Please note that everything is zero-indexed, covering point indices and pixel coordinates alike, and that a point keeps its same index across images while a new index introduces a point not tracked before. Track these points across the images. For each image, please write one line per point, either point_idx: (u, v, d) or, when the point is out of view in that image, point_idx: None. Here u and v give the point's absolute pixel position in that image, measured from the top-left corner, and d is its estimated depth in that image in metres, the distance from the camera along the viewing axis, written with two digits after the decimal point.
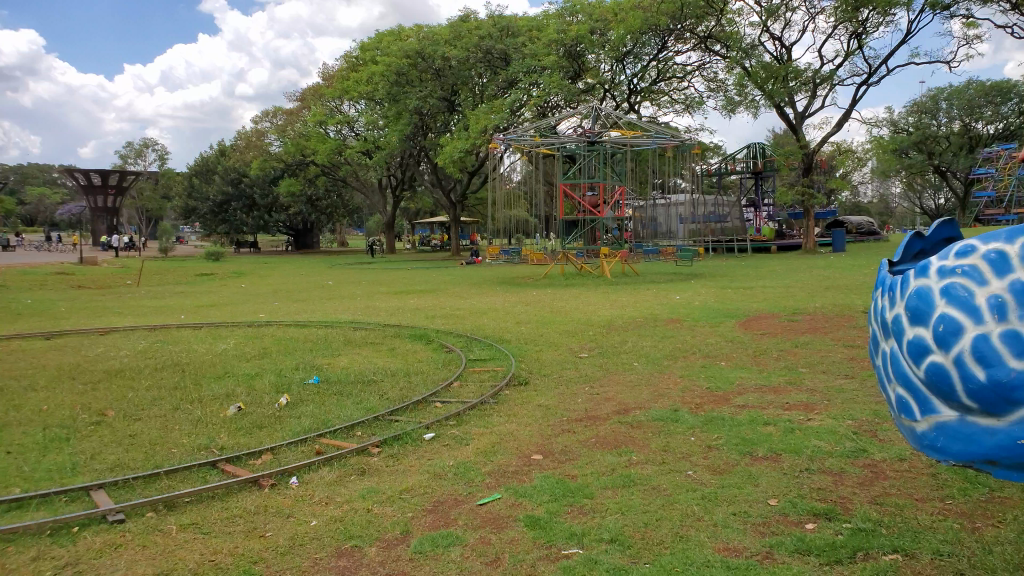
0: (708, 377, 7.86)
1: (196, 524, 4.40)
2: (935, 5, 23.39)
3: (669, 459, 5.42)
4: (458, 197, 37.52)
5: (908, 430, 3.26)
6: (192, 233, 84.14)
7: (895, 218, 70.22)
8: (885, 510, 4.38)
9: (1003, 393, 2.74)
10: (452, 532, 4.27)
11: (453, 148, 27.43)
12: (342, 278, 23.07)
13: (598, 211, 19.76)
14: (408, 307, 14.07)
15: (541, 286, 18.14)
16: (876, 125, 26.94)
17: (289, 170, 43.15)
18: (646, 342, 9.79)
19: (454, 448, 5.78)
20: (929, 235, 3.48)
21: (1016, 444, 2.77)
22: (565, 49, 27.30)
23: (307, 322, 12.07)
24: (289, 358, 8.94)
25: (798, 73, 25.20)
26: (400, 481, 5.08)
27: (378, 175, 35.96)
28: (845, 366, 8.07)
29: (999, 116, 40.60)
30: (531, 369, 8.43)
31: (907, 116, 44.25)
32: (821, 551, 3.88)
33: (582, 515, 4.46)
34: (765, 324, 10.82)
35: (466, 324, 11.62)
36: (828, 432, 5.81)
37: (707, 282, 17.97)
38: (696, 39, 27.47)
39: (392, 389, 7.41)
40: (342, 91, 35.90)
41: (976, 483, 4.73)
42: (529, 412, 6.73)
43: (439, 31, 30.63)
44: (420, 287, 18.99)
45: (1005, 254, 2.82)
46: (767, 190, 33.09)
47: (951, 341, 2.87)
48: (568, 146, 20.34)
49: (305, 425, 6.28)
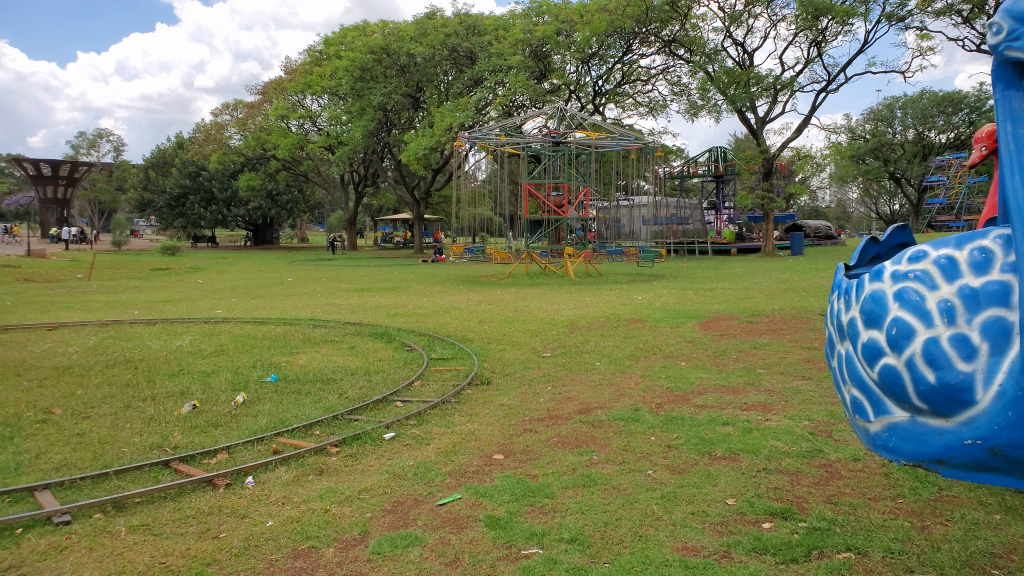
0: (668, 377, 7.93)
1: (146, 525, 4.28)
2: (891, 16, 23.97)
3: (631, 458, 5.44)
4: (421, 194, 37.30)
5: (862, 430, 3.32)
6: (147, 227, 82.35)
7: (853, 224, 71.76)
8: (839, 509, 4.45)
9: (952, 394, 2.80)
10: (411, 532, 4.23)
11: (418, 146, 27.22)
12: (302, 274, 22.65)
13: (563, 211, 19.77)
14: (370, 305, 13.96)
15: (506, 285, 18.09)
16: (835, 132, 27.42)
17: (250, 164, 42.39)
18: (608, 342, 9.86)
19: (414, 448, 5.73)
20: (883, 241, 3.61)
21: (963, 445, 2.84)
22: (531, 49, 27.33)
23: (266, 319, 11.88)
24: (246, 356, 8.79)
25: (760, 79, 25.57)
26: (359, 482, 5.01)
27: (340, 171, 35.56)
28: (802, 368, 8.20)
29: (951, 125, 41.70)
30: (494, 368, 8.39)
31: (865, 123, 45.30)
32: (778, 550, 3.93)
33: (542, 516, 4.44)
34: (726, 325, 11.01)
35: (428, 323, 11.54)
36: (785, 433, 5.91)
37: (670, 282, 18.14)
38: (660, 42, 27.74)
39: (352, 388, 7.32)
40: (305, 85, 35.55)
41: (925, 483, 4.84)
42: (491, 412, 6.70)
43: (405, 28, 30.51)
44: (382, 285, 18.73)
45: (955, 260, 2.91)
46: (728, 194, 33.58)
47: (903, 343, 2.91)
48: (533, 146, 20.30)
49: (261, 423, 6.16)
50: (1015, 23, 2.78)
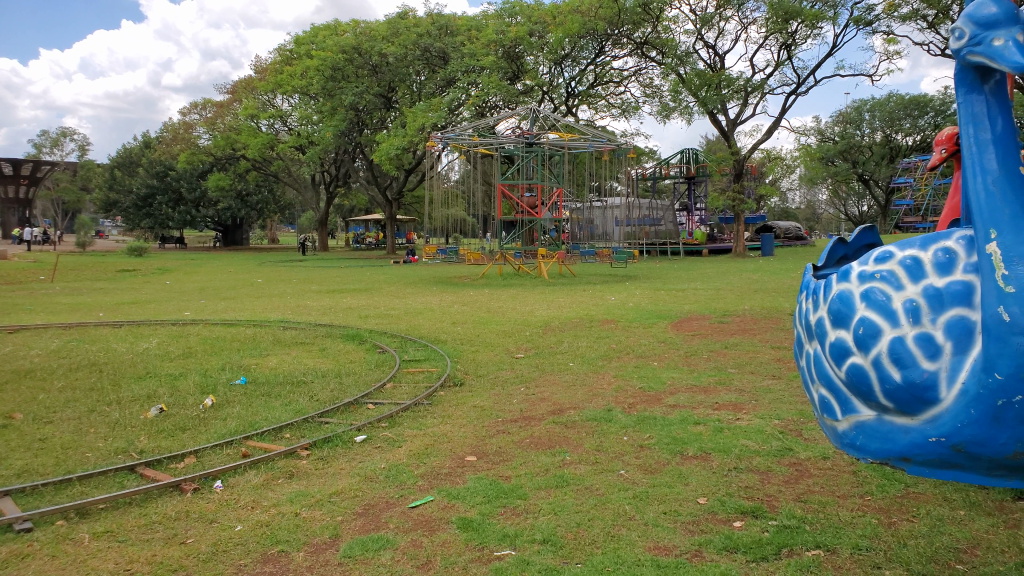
0: (641, 377, 7.98)
1: (110, 532, 4.20)
2: (859, 21, 24.34)
3: (603, 458, 5.46)
4: (393, 194, 37.11)
5: (831, 429, 3.36)
6: (113, 228, 81.06)
7: (822, 225, 72.72)
8: (808, 507, 4.50)
9: (917, 392, 2.85)
10: (382, 535, 4.20)
11: (390, 146, 27.06)
12: (272, 276, 22.39)
13: (536, 212, 19.88)
14: (340, 306, 13.88)
15: (479, 286, 18.09)
16: (804, 134, 27.73)
17: (219, 164, 41.87)
18: (582, 342, 9.89)
19: (386, 450, 5.69)
20: (851, 242, 3.76)
21: (927, 442, 2.88)
22: (504, 50, 27.32)
23: (235, 321, 11.75)
24: (215, 358, 8.68)
25: (730, 81, 25.86)
26: (330, 485, 4.97)
27: (310, 170, 35.27)
28: (773, 367, 8.28)
29: (917, 128, 42.52)
30: (467, 370, 8.37)
31: (834, 125, 45.93)
32: (749, 548, 3.96)
33: (515, 516, 4.44)
34: (697, 325, 11.11)
35: (400, 324, 11.47)
36: (756, 432, 5.95)
37: (643, 283, 18.25)
38: (632, 44, 27.92)
39: (323, 390, 7.26)
40: (275, 85, 35.21)
41: (892, 480, 4.91)
42: (464, 413, 6.68)
43: (376, 28, 30.38)
44: (353, 286, 18.60)
45: (920, 260, 2.97)
46: (699, 195, 33.89)
47: (870, 343, 2.95)
48: (506, 147, 20.12)
49: (231, 426, 6.08)
50: (976, 28, 2.84)
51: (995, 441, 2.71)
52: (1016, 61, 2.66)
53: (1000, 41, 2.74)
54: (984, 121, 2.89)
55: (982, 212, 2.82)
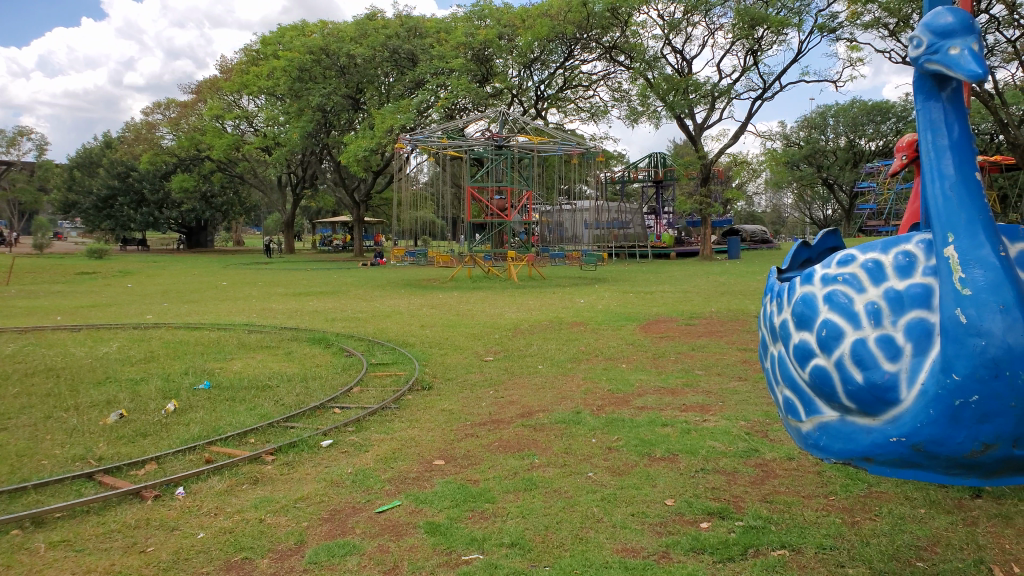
0: (610, 379, 8.00)
1: (67, 542, 4.10)
2: (823, 28, 24.72)
3: (572, 461, 5.47)
4: (361, 196, 36.87)
5: (795, 430, 3.42)
6: (72, 229, 79.38)
7: (787, 229, 74.02)
8: (774, 508, 4.54)
9: (879, 393, 2.89)
10: (348, 541, 4.15)
11: (358, 147, 26.86)
12: (237, 278, 22.07)
13: (506, 215, 19.94)
14: (307, 309, 13.73)
15: (448, 288, 18.02)
16: (770, 139, 28.08)
17: (183, 165, 41.22)
18: (551, 345, 9.90)
19: (353, 455, 5.64)
20: (814, 245, 4.11)
21: (889, 442, 2.91)
22: (473, 53, 27.28)
23: (199, 324, 11.54)
24: (178, 362, 8.53)
25: (698, 86, 26.14)
26: (296, 490, 4.90)
27: (277, 172, 34.91)
28: (739, 369, 8.38)
29: (879, 133, 43.42)
30: (436, 373, 8.32)
31: (799, 130, 46.70)
32: (716, 549, 3.99)
33: (482, 520, 4.42)
34: (664, 328, 11.18)
35: (367, 327, 11.38)
36: (723, 433, 6.01)
37: (611, 286, 18.33)
38: (601, 48, 28.08)
39: (288, 394, 7.17)
40: (240, 85, 34.77)
41: (856, 480, 4.98)
42: (432, 417, 6.64)
43: (344, 29, 30.17)
44: (320, 289, 18.40)
45: (881, 264, 3.04)
46: (667, 199, 34.21)
47: (832, 345, 3.00)
48: (475, 149, 20.02)
49: (193, 432, 5.97)
50: (933, 37, 2.90)
51: (953, 440, 2.73)
52: (970, 69, 2.73)
53: (956, 49, 2.81)
54: (942, 128, 2.96)
55: (939, 214, 2.88)
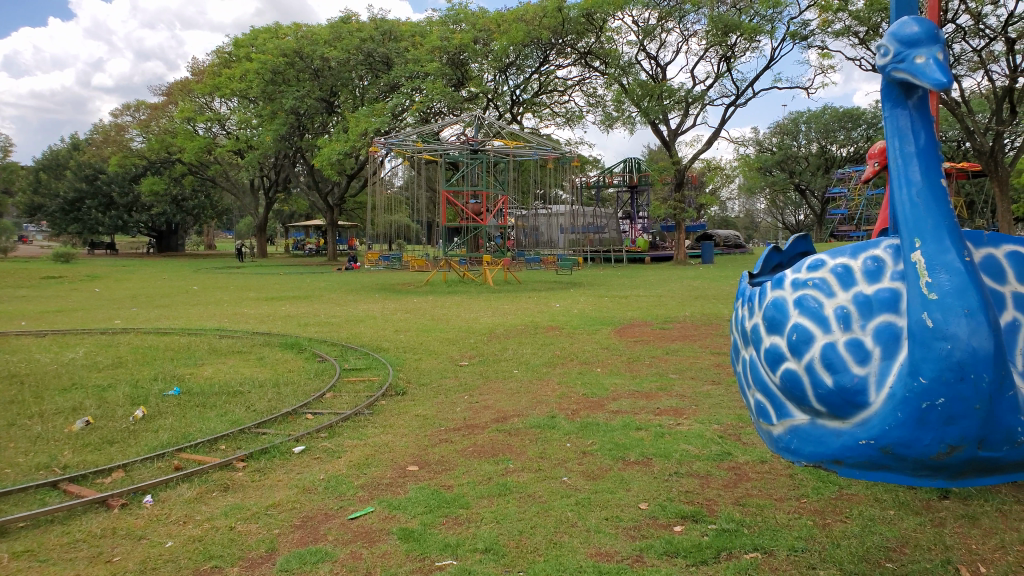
0: (584, 383, 8.01)
1: (30, 552, 4.01)
2: (796, 35, 25.02)
3: (546, 465, 5.46)
4: (335, 200, 36.64)
5: (767, 434, 3.45)
6: (38, 232, 77.90)
7: (760, 234, 74.96)
8: (747, 510, 4.58)
9: (848, 397, 2.92)
10: (321, 548, 4.11)
11: (331, 150, 26.67)
12: (208, 283, 21.82)
13: (481, 219, 19.75)
14: (279, 314, 13.60)
15: (423, 293, 17.98)
16: (743, 145, 28.37)
17: (153, 168, 40.68)
18: (526, 349, 9.91)
19: (326, 461, 5.58)
20: (786, 250, 4.20)
21: (858, 445, 2.94)
22: (448, 57, 27.33)
23: (169, 330, 11.39)
24: (147, 368, 8.40)
25: (672, 92, 26.35)
26: (267, 497, 4.84)
27: (249, 176, 34.60)
28: (712, 372, 8.44)
29: (850, 140, 44.09)
30: (410, 378, 8.27)
31: (771, 136, 47.30)
32: (688, 552, 4.00)
33: (457, 526, 4.40)
34: (639, 332, 11.23)
35: (341, 332, 11.30)
36: (696, 437, 6.05)
37: (586, 290, 18.40)
38: (576, 54, 28.19)
39: (260, 400, 7.09)
40: (212, 87, 34.38)
41: (828, 482, 5.03)
42: (406, 422, 6.59)
43: (318, 31, 30.00)
44: (292, 294, 18.24)
45: (851, 268, 3.09)
46: (642, 204, 34.43)
47: (803, 349, 3.04)
48: (451, 153, 19.96)
49: (162, 439, 5.88)
50: (900, 46, 2.95)
51: (921, 442, 2.75)
52: (936, 78, 2.78)
53: (922, 58, 2.86)
54: (909, 135, 3.01)
55: (907, 220, 2.92)
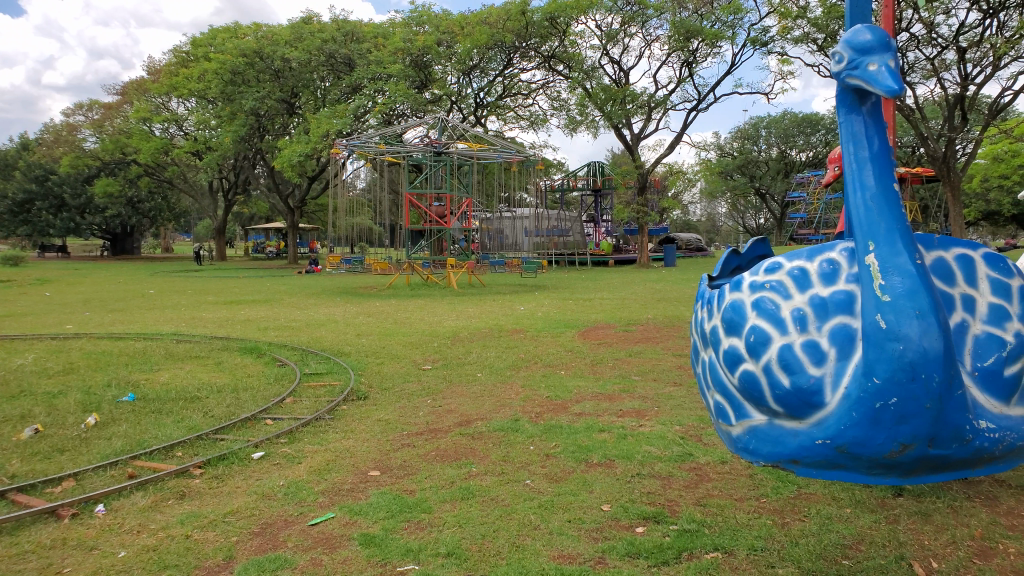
0: (548, 386, 8.02)
1: None
2: (756, 41, 25.42)
3: (509, 468, 5.46)
4: (296, 202, 36.21)
5: (726, 435, 3.49)
6: None
7: (721, 237, 75.90)
8: (707, 510, 4.62)
9: (804, 398, 2.96)
10: (280, 555, 4.04)
11: (292, 152, 26.37)
12: (164, 287, 21.41)
13: (445, 221, 19.81)
14: (238, 318, 13.38)
15: (385, 296, 17.86)
16: (705, 149, 28.70)
17: (107, 169, 39.81)
18: (490, 353, 9.89)
19: (285, 467, 5.50)
20: (745, 253, 4.29)
21: (815, 444, 2.98)
22: (412, 58, 27.29)
23: (124, 334, 11.13)
24: (100, 373, 8.20)
25: (635, 97, 26.58)
26: (225, 505, 4.75)
27: (207, 177, 34.06)
28: (674, 374, 8.53)
29: (809, 145, 44.96)
30: (372, 383, 8.19)
31: (732, 141, 47.97)
32: (650, 553, 4.02)
33: (418, 530, 4.36)
34: (603, 334, 11.28)
35: (301, 336, 11.16)
36: (658, 438, 6.09)
37: (551, 293, 18.40)
38: (540, 57, 28.30)
39: (218, 406, 6.96)
40: (169, 87, 33.72)
41: (786, 482, 5.10)
42: (367, 427, 6.53)
43: (279, 32, 29.68)
44: (252, 297, 17.96)
45: (807, 271, 3.15)
46: (605, 207, 34.69)
47: (760, 350, 3.09)
48: (414, 155, 19.82)
49: (116, 446, 5.75)
50: (853, 53, 3.01)
51: (875, 441, 2.80)
52: (888, 85, 2.83)
53: (875, 65, 2.92)
54: (862, 140, 3.07)
55: (861, 223, 2.98)
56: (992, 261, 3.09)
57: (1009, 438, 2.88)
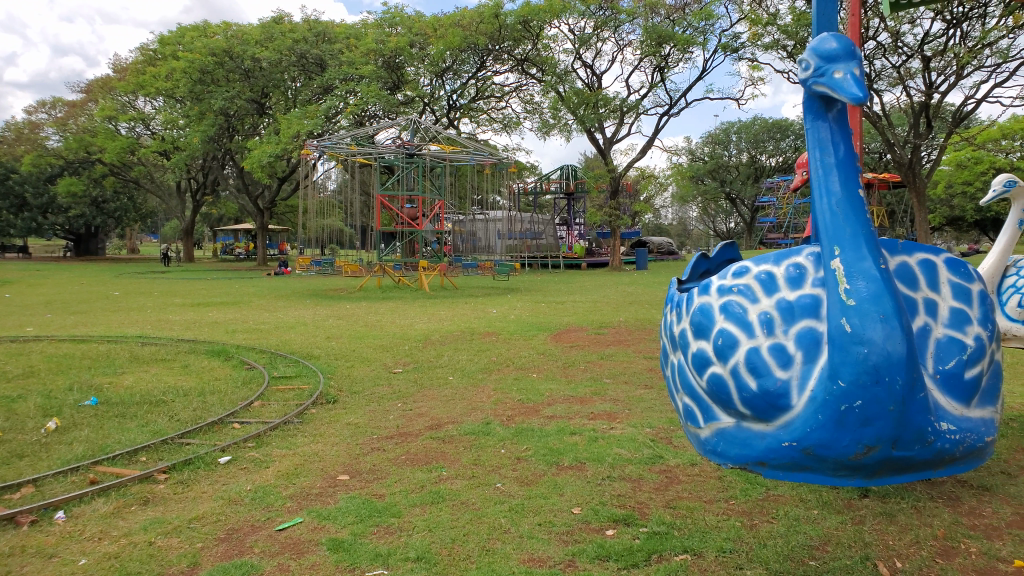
0: (520, 389, 8.02)
1: None
2: (726, 47, 25.71)
3: (480, 472, 5.44)
4: (266, 203, 35.82)
5: (695, 437, 3.51)
6: None
7: (693, 240, 76.57)
8: (677, 513, 4.65)
9: (771, 400, 2.99)
10: (246, 561, 3.99)
11: (262, 153, 26.10)
12: (131, 288, 21.05)
13: (417, 224, 19.72)
14: (205, 320, 13.19)
15: (356, 298, 17.70)
16: (676, 154, 28.91)
17: (71, 168, 39.07)
18: (462, 356, 9.85)
19: (252, 471, 5.43)
20: (714, 256, 4.33)
21: (781, 447, 3.01)
22: (384, 59, 27.19)
23: (87, 337, 10.90)
24: (62, 377, 8.03)
25: (607, 101, 26.72)
26: (190, 510, 4.67)
27: (175, 177, 33.56)
28: (645, 377, 8.58)
29: (779, 150, 45.59)
30: (341, 386, 8.11)
31: (703, 146, 48.46)
32: (620, 556, 4.03)
33: (387, 535, 4.33)
34: (575, 337, 11.30)
35: (270, 339, 11.03)
36: (629, 440, 6.11)
37: (523, 296, 18.41)
38: (513, 60, 28.35)
39: (184, 410, 6.85)
40: (136, 86, 33.18)
41: (754, 484, 5.15)
42: (336, 431, 6.46)
43: (249, 31, 29.36)
44: (220, 299, 17.71)
45: (774, 275, 3.18)
46: (578, 210, 34.79)
47: (728, 353, 3.11)
48: (386, 156, 19.68)
49: (77, 451, 5.63)
50: (820, 60, 3.05)
51: (840, 443, 2.83)
52: (852, 92, 2.87)
53: (840, 73, 2.96)
54: (828, 146, 3.11)
55: (827, 228, 3.02)
56: (954, 266, 3.16)
57: (969, 440, 2.94)
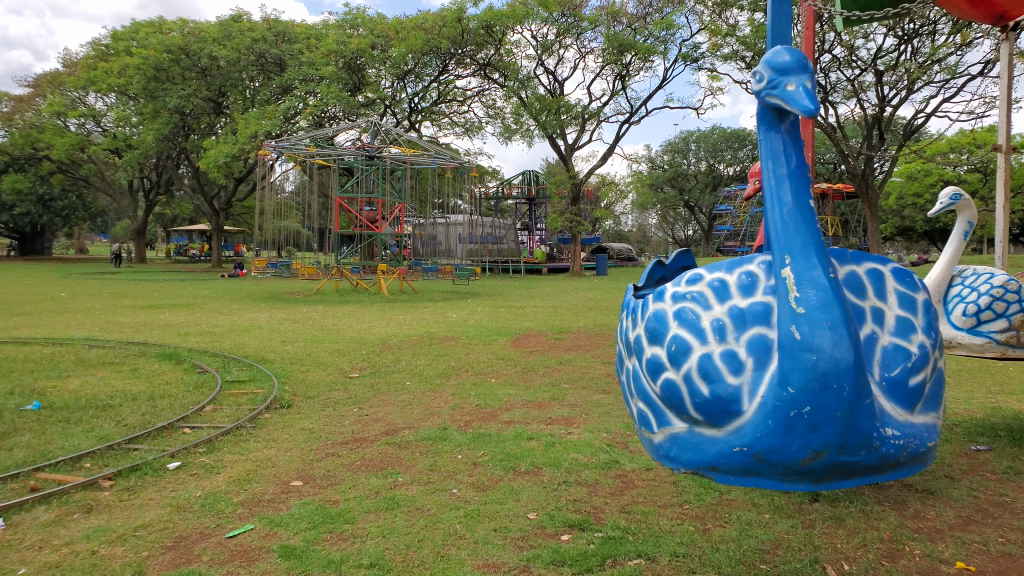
0: (477, 394, 7.99)
1: None
2: (686, 57, 26.07)
3: (435, 478, 5.41)
4: (222, 204, 35.19)
5: (648, 442, 3.53)
6: None
7: (652, 246, 77.30)
8: (632, 518, 4.68)
9: (722, 406, 3.03)
10: (194, 569, 3.90)
11: (218, 153, 25.63)
12: (79, 290, 20.46)
13: (377, 227, 19.57)
14: (155, 323, 12.88)
15: (313, 302, 17.48)
16: (636, 161, 29.19)
17: (17, 165, 37.86)
18: (419, 361, 9.80)
19: (203, 477, 5.32)
20: (669, 264, 4.39)
21: (732, 452, 3.04)
22: (345, 61, 26.98)
23: (29, 340, 10.55)
24: (4, 381, 7.77)
25: (569, 108, 26.89)
26: (136, 518, 4.56)
27: (127, 176, 32.78)
28: (602, 382, 8.62)
29: (737, 159, 46.35)
30: (296, 391, 8.00)
31: (663, 154, 49.03)
32: (574, 560, 4.04)
33: (341, 542, 4.28)
34: (534, 342, 11.32)
35: (223, 342, 10.82)
36: (585, 445, 6.14)
37: (483, 300, 18.39)
38: (476, 65, 28.32)
39: (132, 414, 6.69)
40: (87, 81, 32.33)
41: (708, 488, 5.21)
42: (290, 437, 6.37)
43: (207, 28, 28.83)
44: (171, 302, 17.31)
45: (726, 283, 3.23)
46: (540, 216, 34.87)
47: (681, 359, 3.14)
48: (345, 159, 19.37)
49: (18, 457, 5.45)
50: (772, 73, 3.11)
51: (789, 449, 2.88)
52: (803, 105, 2.94)
53: (792, 85, 3.02)
54: (781, 157, 3.17)
55: (778, 238, 3.07)
56: (900, 276, 3.25)
57: (912, 444, 3.02)
